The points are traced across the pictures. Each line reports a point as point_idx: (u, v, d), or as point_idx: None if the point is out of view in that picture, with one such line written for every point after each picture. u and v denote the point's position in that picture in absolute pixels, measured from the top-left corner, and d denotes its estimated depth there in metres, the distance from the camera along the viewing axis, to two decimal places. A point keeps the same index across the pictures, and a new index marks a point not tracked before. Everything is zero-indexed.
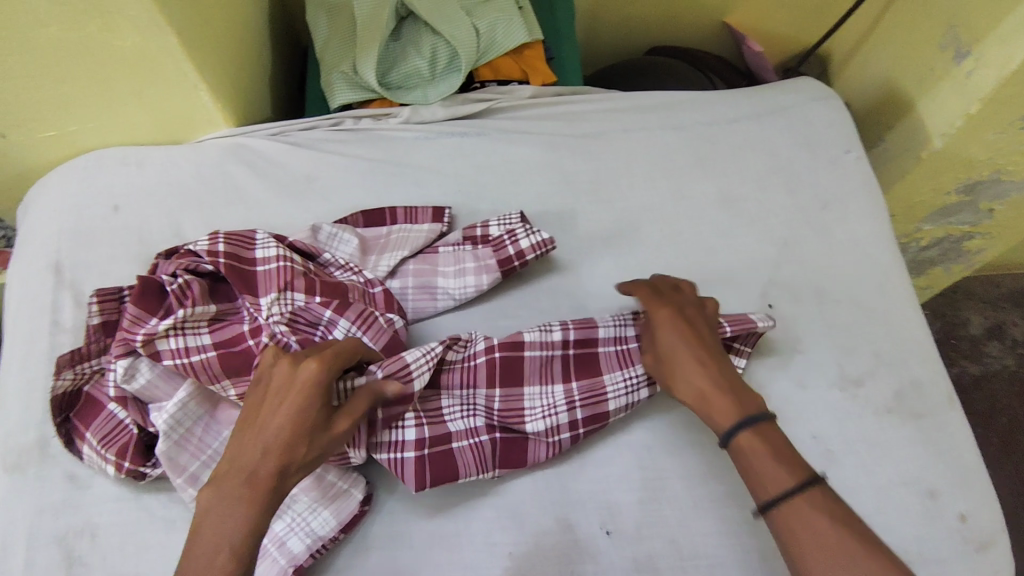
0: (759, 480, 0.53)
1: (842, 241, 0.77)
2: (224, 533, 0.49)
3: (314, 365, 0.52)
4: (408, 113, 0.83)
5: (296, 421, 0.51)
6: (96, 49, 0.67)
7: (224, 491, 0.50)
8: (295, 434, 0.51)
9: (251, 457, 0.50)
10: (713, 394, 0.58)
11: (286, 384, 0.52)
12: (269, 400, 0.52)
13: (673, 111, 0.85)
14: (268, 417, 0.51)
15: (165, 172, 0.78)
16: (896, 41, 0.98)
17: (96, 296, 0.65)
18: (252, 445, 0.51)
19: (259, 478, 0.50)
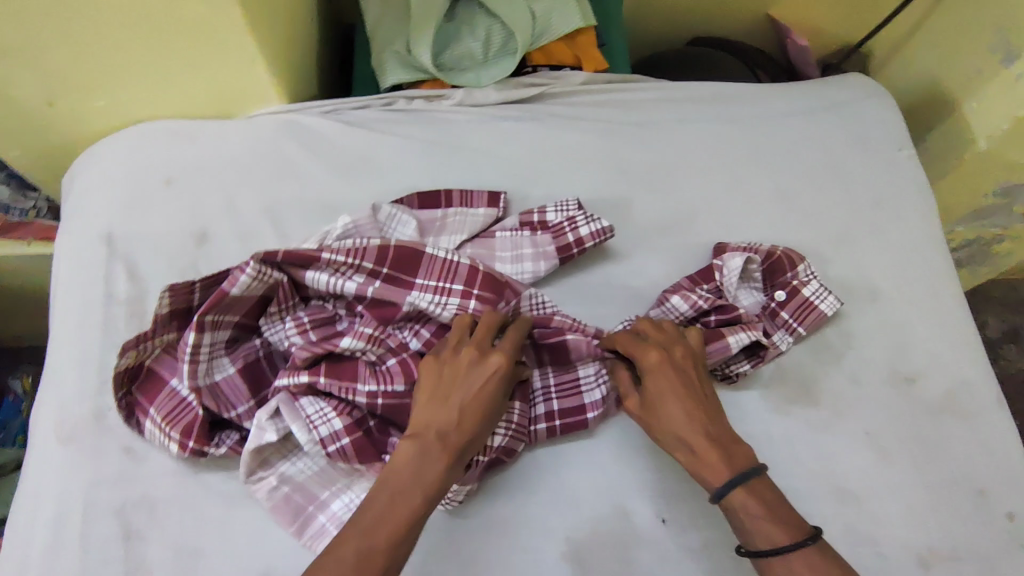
0: (749, 530, 0.53)
1: (895, 239, 0.77)
2: (416, 483, 0.50)
3: (501, 356, 0.56)
4: (461, 95, 0.82)
5: (487, 403, 0.54)
6: (156, 18, 0.66)
7: (427, 450, 0.52)
8: (484, 411, 0.54)
9: (446, 420, 0.53)
10: (702, 450, 0.55)
11: (478, 368, 0.55)
12: (462, 378, 0.55)
13: (726, 104, 0.84)
14: (458, 388, 0.54)
15: (217, 146, 0.77)
16: (942, 40, 0.98)
17: (167, 290, 0.59)
18: (465, 414, 0.53)
19: (451, 448, 0.52)
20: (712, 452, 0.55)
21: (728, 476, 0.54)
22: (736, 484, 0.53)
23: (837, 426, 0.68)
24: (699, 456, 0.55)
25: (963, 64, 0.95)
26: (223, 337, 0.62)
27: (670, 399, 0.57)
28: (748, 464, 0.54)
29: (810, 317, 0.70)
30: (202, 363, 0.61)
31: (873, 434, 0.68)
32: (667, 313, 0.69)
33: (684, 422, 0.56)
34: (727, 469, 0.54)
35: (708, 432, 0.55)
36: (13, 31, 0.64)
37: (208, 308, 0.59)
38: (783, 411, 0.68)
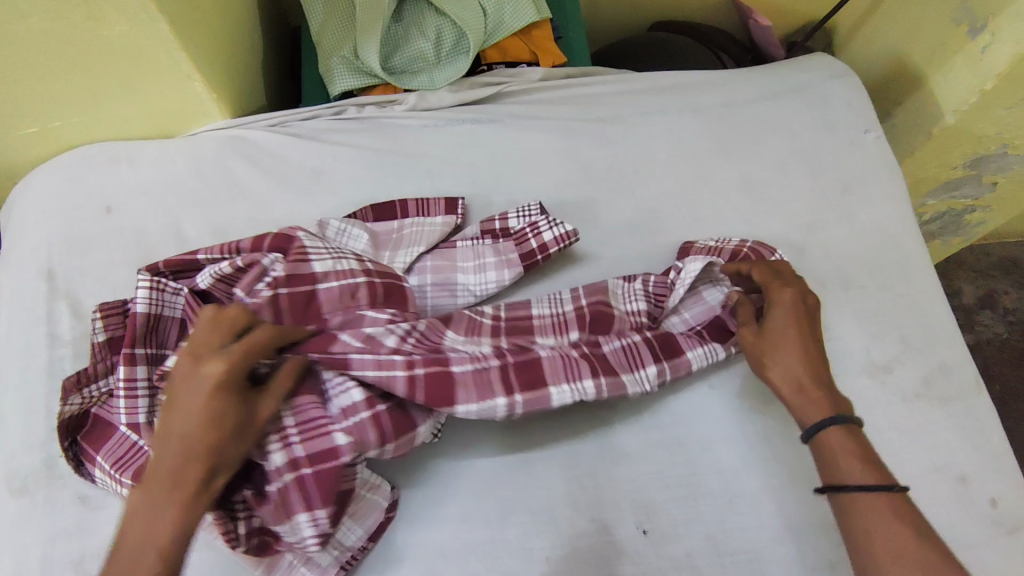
0: (831, 469, 0.54)
1: (866, 225, 0.76)
2: (158, 530, 0.45)
3: (219, 363, 0.49)
4: (413, 100, 0.78)
5: (211, 421, 0.47)
6: (80, 40, 0.62)
7: (154, 493, 0.46)
8: (213, 434, 0.47)
9: (174, 454, 0.47)
10: (809, 386, 0.58)
11: (204, 379, 0.48)
12: (178, 395, 0.48)
13: (689, 93, 0.82)
14: (179, 412, 0.48)
15: (158, 168, 0.73)
16: (905, 14, 0.97)
17: (100, 311, 0.60)
18: (171, 443, 0.47)
19: (189, 483, 0.46)
20: (814, 392, 0.57)
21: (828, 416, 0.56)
22: (827, 427, 0.55)
23: None
24: (802, 395, 0.58)
25: (928, 37, 0.93)
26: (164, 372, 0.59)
27: (789, 333, 0.59)
28: (841, 411, 0.56)
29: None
30: (142, 399, 0.57)
31: None
32: (556, 305, 0.66)
33: (792, 358, 0.59)
34: (819, 413, 0.56)
35: (821, 372, 0.59)
36: None
37: (134, 337, 0.58)
38: (760, 410, 0.67)
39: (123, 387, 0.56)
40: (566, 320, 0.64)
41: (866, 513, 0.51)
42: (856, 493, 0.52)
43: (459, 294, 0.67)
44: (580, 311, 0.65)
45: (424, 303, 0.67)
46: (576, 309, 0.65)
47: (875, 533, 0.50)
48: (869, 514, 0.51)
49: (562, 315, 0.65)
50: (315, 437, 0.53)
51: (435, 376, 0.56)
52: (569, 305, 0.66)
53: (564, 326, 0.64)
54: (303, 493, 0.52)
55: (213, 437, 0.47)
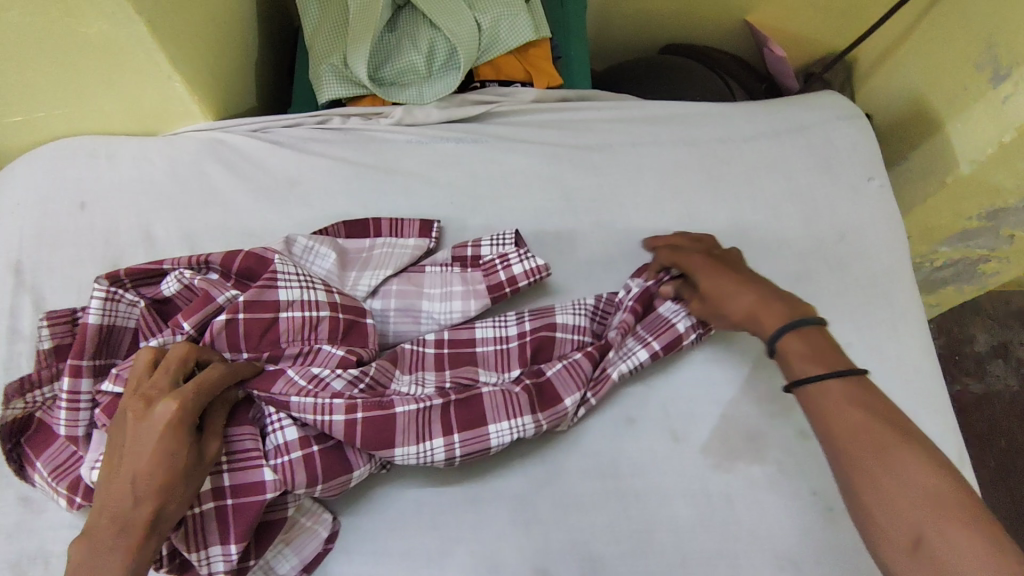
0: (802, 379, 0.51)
1: (858, 279, 0.72)
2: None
3: (170, 406, 0.47)
4: (400, 113, 0.77)
5: (161, 466, 0.47)
6: (57, 38, 0.61)
7: (101, 540, 0.47)
8: (164, 479, 0.47)
9: (122, 502, 0.47)
10: (762, 309, 0.56)
11: (151, 424, 0.47)
12: (128, 440, 0.48)
13: (686, 125, 0.79)
14: (128, 458, 0.47)
15: (137, 167, 0.73)
16: (927, 55, 0.92)
17: (47, 319, 0.60)
18: (127, 492, 0.47)
19: (135, 530, 0.47)
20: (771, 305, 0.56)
21: (788, 320, 0.54)
22: (786, 331, 0.53)
23: (783, 484, 0.63)
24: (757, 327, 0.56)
25: (949, 80, 0.88)
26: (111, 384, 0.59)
27: (719, 282, 0.60)
28: (803, 316, 0.54)
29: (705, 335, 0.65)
30: (83, 411, 0.57)
31: (821, 493, 0.63)
32: (500, 324, 0.65)
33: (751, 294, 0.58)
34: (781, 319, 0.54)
35: (763, 294, 0.57)
36: None
37: (82, 348, 0.57)
38: (724, 467, 0.64)
39: (65, 399, 0.56)
40: (510, 354, 0.64)
41: (829, 407, 0.49)
42: (815, 388, 0.50)
43: (422, 322, 0.66)
44: (522, 333, 0.64)
45: (385, 328, 0.65)
46: (518, 334, 0.64)
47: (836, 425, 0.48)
48: (835, 407, 0.48)
49: (506, 346, 0.64)
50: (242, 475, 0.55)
51: (373, 422, 0.55)
52: (513, 330, 0.65)
53: (508, 360, 0.64)
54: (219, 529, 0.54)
55: (162, 485, 0.47)
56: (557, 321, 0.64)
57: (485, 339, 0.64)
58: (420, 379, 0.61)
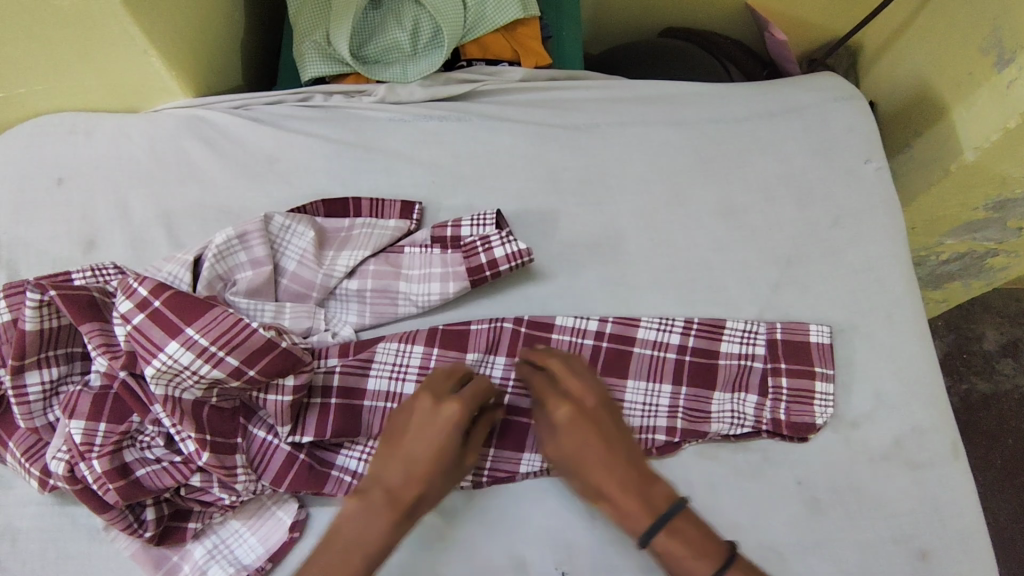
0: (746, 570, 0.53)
1: (852, 264, 0.69)
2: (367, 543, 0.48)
3: (456, 407, 0.51)
4: (383, 91, 0.75)
5: (437, 458, 0.50)
6: (27, 15, 0.60)
7: (372, 502, 0.49)
8: (429, 470, 0.50)
9: (399, 477, 0.49)
10: (621, 497, 0.53)
11: (429, 417, 0.51)
12: (411, 426, 0.51)
13: (679, 105, 0.77)
14: (415, 436, 0.50)
15: (115, 144, 0.72)
16: (935, 37, 0.89)
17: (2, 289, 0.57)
18: (443, 465, 0.50)
19: (400, 500, 0.49)
20: (640, 477, 0.54)
21: (657, 515, 0.53)
22: (659, 529, 0.53)
23: (767, 474, 0.61)
24: (620, 505, 0.54)
25: (953, 65, 0.85)
26: (62, 374, 0.56)
27: (585, 459, 0.54)
28: (672, 500, 0.54)
29: (806, 406, 0.62)
30: (34, 402, 0.55)
31: (807, 484, 0.61)
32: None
33: (605, 454, 0.54)
34: (649, 511, 0.53)
35: (607, 483, 0.54)
36: None
37: (20, 353, 0.54)
38: (707, 455, 0.62)
39: (12, 393, 0.54)
40: (500, 341, 0.63)
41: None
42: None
43: (398, 303, 0.64)
44: (499, 405, 0.61)
45: (361, 309, 0.64)
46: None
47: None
48: None
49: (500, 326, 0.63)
50: (207, 419, 0.54)
51: None
52: (496, 378, 0.62)
53: None
54: (195, 491, 0.55)
55: (439, 457, 0.50)
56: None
57: (471, 360, 0.62)
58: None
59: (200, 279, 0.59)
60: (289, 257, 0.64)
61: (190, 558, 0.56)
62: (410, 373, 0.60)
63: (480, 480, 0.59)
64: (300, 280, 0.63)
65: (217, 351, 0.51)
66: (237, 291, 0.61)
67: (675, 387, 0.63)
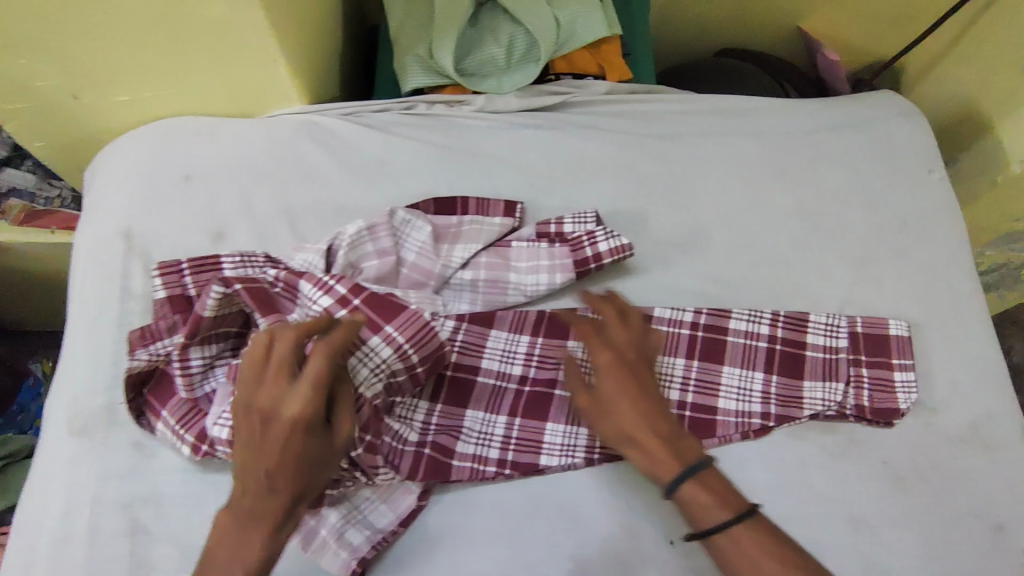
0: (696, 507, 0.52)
1: (921, 264, 0.75)
2: (241, 555, 0.49)
3: (317, 364, 0.48)
4: (481, 101, 0.81)
5: (292, 461, 0.48)
6: (174, 17, 0.66)
7: (240, 516, 0.49)
8: (298, 468, 0.49)
9: (260, 489, 0.48)
10: (649, 442, 0.53)
11: (291, 394, 0.48)
12: (265, 432, 0.48)
13: (754, 118, 0.83)
14: (267, 437, 0.48)
15: (236, 144, 0.78)
16: (979, 59, 0.95)
17: (158, 269, 0.63)
18: (310, 476, 0.49)
19: (267, 511, 0.49)
20: (673, 430, 0.54)
21: (683, 466, 0.52)
22: (685, 480, 0.52)
23: (853, 454, 0.66)
24: (647, 446, 0.53)
25: (1000, 85, 0.91)
26: (217, 350, 0.61)
27: (620, 403, 0.54)
28: (692, 458, 0.53)
29: (887, 394, 0.68)
30: (195, 374, 0.60)
31: (890, 463, 0.66)
32: (664, 382, 0.67)
33: (637, 403, 0.54)
34: (678, 460, 0.53)
35: (656, 426, 0.54)
36: (37, 21, 0.66)
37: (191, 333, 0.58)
38: (799, 436, 0.67)
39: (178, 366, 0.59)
40: None
41: (738, 555, 0.50)
42: (725, 535, 0.50)
43: (509, 293, 0.69)
44: None
45: (473, 298, 0.69)
46: (684, 393, 0.67)
47: (751, 564, 0.49)
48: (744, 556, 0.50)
49: None
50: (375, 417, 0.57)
51: (525, 463, 0.63)
52: None
53: None
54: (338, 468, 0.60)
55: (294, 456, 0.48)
56: (718, 405, 0.67)
57: (576, 346, 0.67)
58: (568, 446, 0.64)
59: (335, 265, 0.65)
60: (409, 249, 0.69)
61: (326, 523, 0.60)
62: (519, 358, 0.67)
63: (594, 457, 0.64)
64: (419, 270, 0.68)
65: (408, 346, 0.58)
66: (366, 278, 0.66)
67: (766, 375, 0.68)
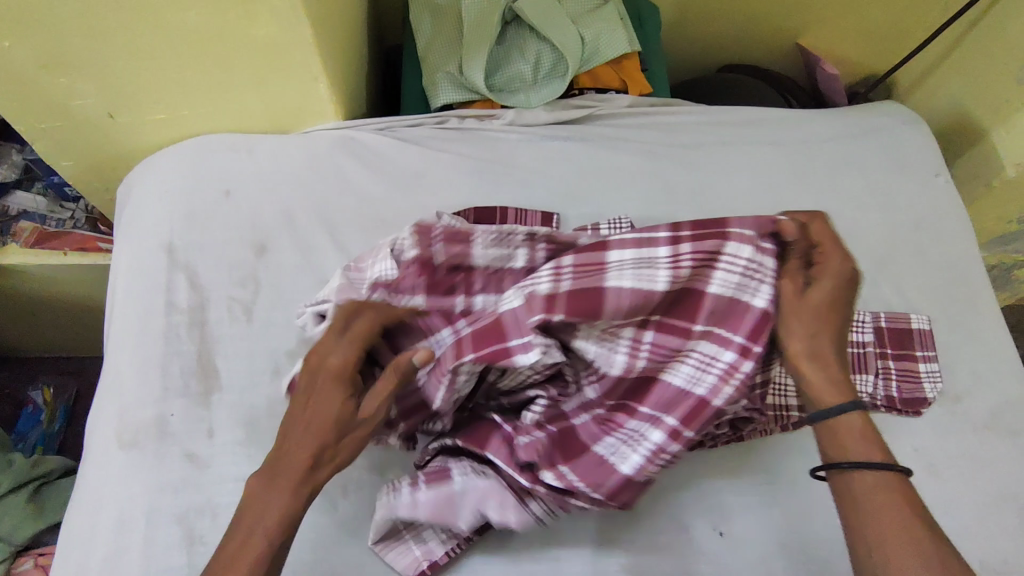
0: (835, 444, 0.51)
1: (936, 262, 0.79)
2: (267, 513, 0.51)
3: (364, 327, 0.56)
4: (512, 115, 0.84)
5: (329, 415, 0.53)
6: (226, 35, 0.68)
7: (274, 473, 0.52)
8: (329, 425, 0.53)
9: (295, 444, 0.52)
10: (828, 363, 0.53)
11: (341, 349, 0.55)
12: (311, 387, 0.54)
13: (770, 128, 0.87)
14: (312, 390, 0.54)
15: (276, 160, 0.79)
16: (969, 72, 1.00)
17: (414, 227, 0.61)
18: (339, 437, 0.53)
19: (299, 468, 0.52)
20: (842, 342, 0.53)
21: (846, 401, 0.51)
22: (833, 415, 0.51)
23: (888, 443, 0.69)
24: (796, 365, 0.53)
25: (990, 93, 0.96)
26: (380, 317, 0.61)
27: (823, 344, 0.53)
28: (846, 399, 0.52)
29: (914, 388, 0.70)
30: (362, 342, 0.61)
31: (922, 452, 0.69)
32: None
33: (836, 337, 0.53)
34: (841, 388, 0.52)
35: (826, 350, 0.53)
36: (88, 40, 0.67)
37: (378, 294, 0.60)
38: None
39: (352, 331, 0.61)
40: None
41: (869, 499, 0.48)
42: (849, 479, 0.49)
43: None
44: None
45: None
46: None
47: (886, 527, 0.47)
48: (869, 506, 0.48)
49: None
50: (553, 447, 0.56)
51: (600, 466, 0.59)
52: None
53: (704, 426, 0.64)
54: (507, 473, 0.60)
55: (327, 409, 0.53)
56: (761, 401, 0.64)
57: None
58: None
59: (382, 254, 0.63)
60: None
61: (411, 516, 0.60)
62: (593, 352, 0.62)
63: None
64: None
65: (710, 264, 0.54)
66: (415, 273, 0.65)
67: None
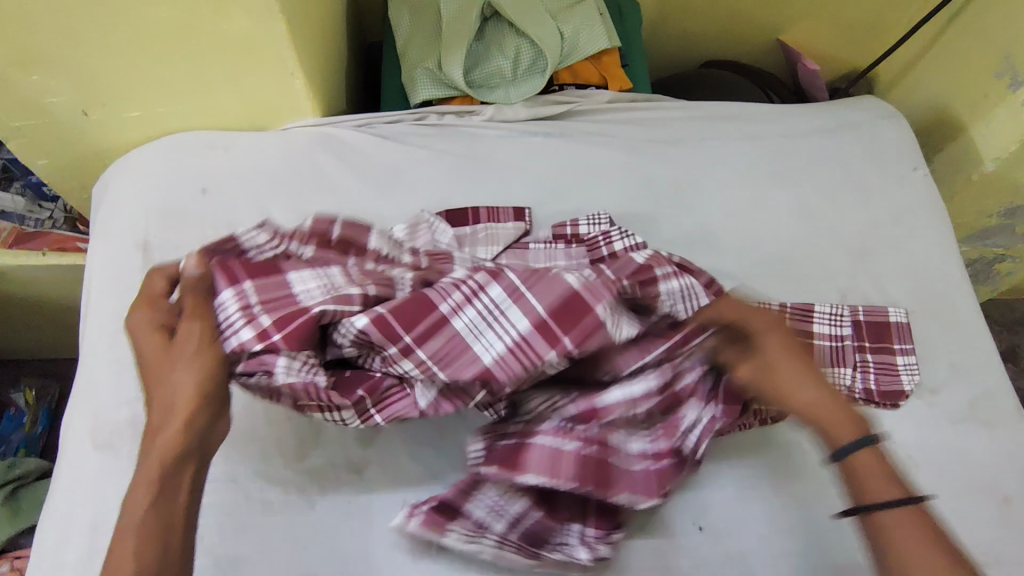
0: (866, 487, 0.50)
1: (913, 255, 0.79)
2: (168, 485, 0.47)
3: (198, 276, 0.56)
4: (491, 111, 0.84)
5: (180, 365, 0.51)
6: (199, 31, 0.67)
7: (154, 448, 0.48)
8: (176, 382, 0.50)
9: (159, 411, 0.49)
10: (833, 408, 0.53)
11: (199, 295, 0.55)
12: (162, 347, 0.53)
13: (749, 123, 0.87)
14: (157, 350, 0.53)
15: (254, 156, 0.79)
16: (947, 66, 1.01)
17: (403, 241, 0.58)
18: (200, 396, 0.49)
19: (166, 435, 0.48)
20: (841, 402, 0.53)
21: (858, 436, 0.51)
22: (861, 446, 0.51)
23: None
24: (835, 429, 0.52)
25: (968, 87, 0.97)
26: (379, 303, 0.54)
27: (823, 399, 0.53)
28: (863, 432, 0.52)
29: (890, 379, 0.71)
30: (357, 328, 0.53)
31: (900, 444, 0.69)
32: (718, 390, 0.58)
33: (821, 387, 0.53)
34: (858, 428, 0.52)
35: (835, 395, 0.53)
36: (56, 39, 0.66)
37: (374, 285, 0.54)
38: None
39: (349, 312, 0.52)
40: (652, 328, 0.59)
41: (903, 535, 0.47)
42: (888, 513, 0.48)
43: None
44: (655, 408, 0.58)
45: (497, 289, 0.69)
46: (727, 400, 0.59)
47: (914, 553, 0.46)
48: (898, 532, 0.47)
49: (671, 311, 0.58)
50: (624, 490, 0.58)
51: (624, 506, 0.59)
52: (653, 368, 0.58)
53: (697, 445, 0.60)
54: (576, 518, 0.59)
55: (179, 360, 0.51)
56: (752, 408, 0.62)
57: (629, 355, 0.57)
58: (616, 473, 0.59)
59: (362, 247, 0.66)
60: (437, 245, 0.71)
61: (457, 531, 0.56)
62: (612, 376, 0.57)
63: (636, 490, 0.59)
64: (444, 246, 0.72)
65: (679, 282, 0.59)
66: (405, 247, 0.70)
67: None
